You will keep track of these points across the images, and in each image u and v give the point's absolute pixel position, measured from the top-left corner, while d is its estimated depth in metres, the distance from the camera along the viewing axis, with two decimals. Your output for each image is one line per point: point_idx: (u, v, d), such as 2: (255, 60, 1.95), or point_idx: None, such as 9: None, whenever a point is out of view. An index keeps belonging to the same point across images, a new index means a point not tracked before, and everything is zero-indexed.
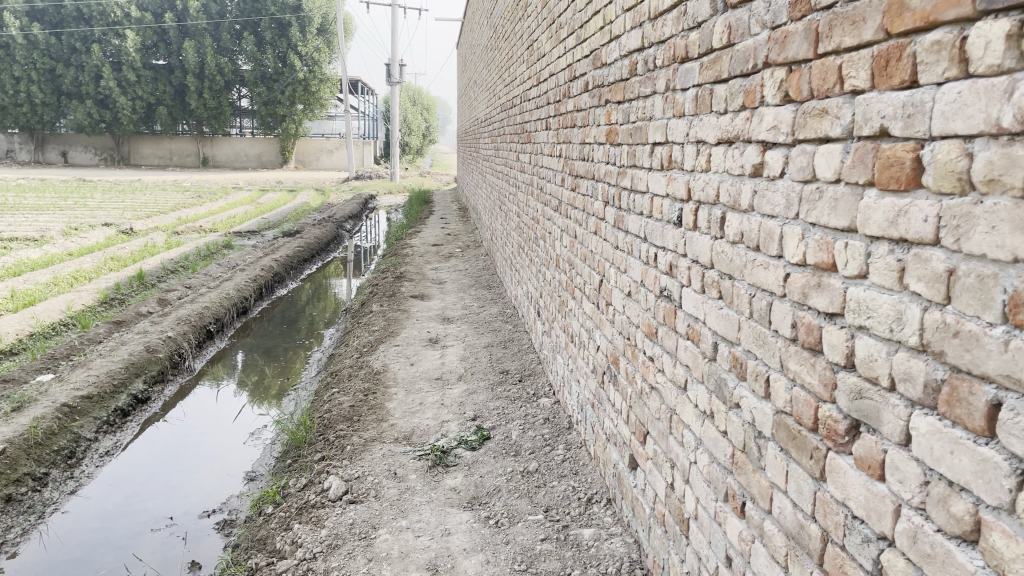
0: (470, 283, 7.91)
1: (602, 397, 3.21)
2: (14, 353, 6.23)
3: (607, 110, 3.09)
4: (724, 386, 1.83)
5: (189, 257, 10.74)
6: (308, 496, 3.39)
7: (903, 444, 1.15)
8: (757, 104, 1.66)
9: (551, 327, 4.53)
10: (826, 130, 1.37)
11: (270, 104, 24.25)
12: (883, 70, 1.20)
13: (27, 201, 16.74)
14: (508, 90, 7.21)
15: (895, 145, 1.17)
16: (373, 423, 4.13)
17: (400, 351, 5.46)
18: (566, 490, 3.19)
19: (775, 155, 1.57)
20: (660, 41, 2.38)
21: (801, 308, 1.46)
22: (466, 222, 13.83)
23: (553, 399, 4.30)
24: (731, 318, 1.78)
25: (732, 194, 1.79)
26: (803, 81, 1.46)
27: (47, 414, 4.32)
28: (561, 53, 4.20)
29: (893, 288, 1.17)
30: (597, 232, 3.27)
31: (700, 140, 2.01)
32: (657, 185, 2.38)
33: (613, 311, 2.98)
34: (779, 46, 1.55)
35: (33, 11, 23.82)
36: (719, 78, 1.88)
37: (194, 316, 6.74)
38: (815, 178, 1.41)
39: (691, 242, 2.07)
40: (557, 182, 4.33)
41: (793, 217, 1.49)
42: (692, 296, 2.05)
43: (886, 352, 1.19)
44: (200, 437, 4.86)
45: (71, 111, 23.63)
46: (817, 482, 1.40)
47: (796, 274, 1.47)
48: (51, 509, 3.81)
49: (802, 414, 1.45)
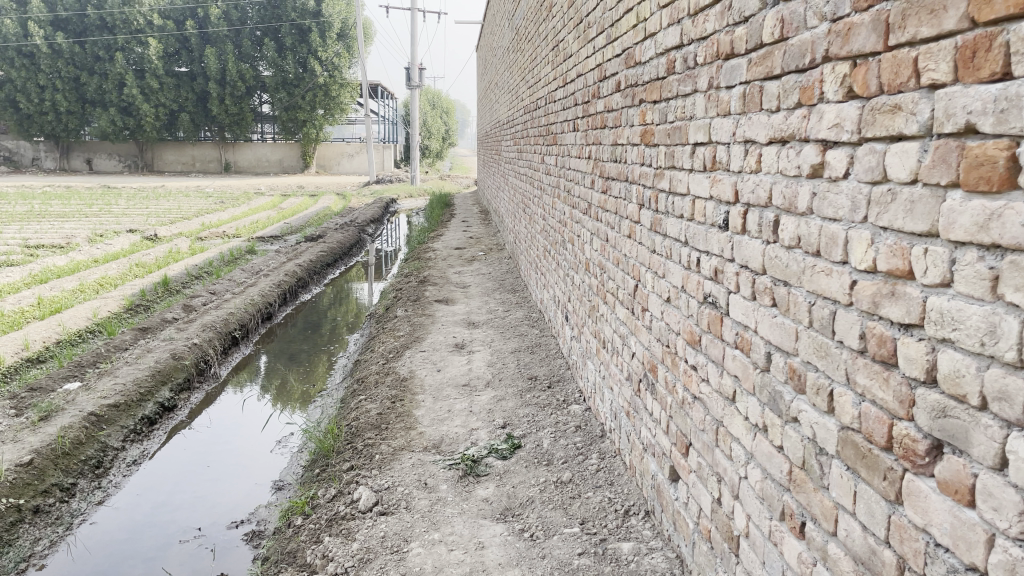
0: (494, 287, 7.84)
1: (638, 405, 3.11)
2: (41, 361, 6.23)
3: (642, 110, 3.00)
4: (779, 398, 1.74)
5: (212, 262, 10.76)
6: (338, 507, 3.33)
7: (998, 468, 1.06)
8: (816, 101, 1.57)
9: (581, 331, 4.44)
10: (899, 127, 1.28)
11: (290, 110, 24.36)
12: (969, 61, 1.11)
13: (53, 208, 16.92)
14: (532, 91, 7.13)
15: (985, 143, 1.08)
16: (401, 431, 4.06)
17: (427, 356, 5.39)
18: (601, 501, 3.10)
19: (838, 155, 1.48)
20: (701, 37, 2.29)
21: (870, 318, 1.36)
22: (488, 225, 13.76)
23: (584, 406, 4.21)
24: (788, 328, 1.69)
25: (788, 196, 1.70)
26: (870, 75, 1.37)
27: (74, 423, 4.29)
28: (589, 53, 4.12)
29: (984, 298, 1.08)
30: (631, 235, 3.18)
31: (749, 140, 1.92)
32: (699, 187, 2.29)
33: (650, 317, 2.89)
34: (841, 39, 1.46)
35: (57, 21, 24.07)
36: (770, 74, 1.79)
37: (219, 322, 6.72)
38: (886, 180, 1.32)
39: (739, 247, 1.97)
40: (586, 184, 4.25)
41: (860, 221, 1.40)
42: (741, 303, 1.96)
43: (976, 367, 1.09)
44: (227, 445, 4.82)
45: (95, 118, 23.87)
46: (892, 506, 1.31)
47: (866, 281, 1.38)
48: (79, 521, 3.77)
49: (872, 431, 1.36)
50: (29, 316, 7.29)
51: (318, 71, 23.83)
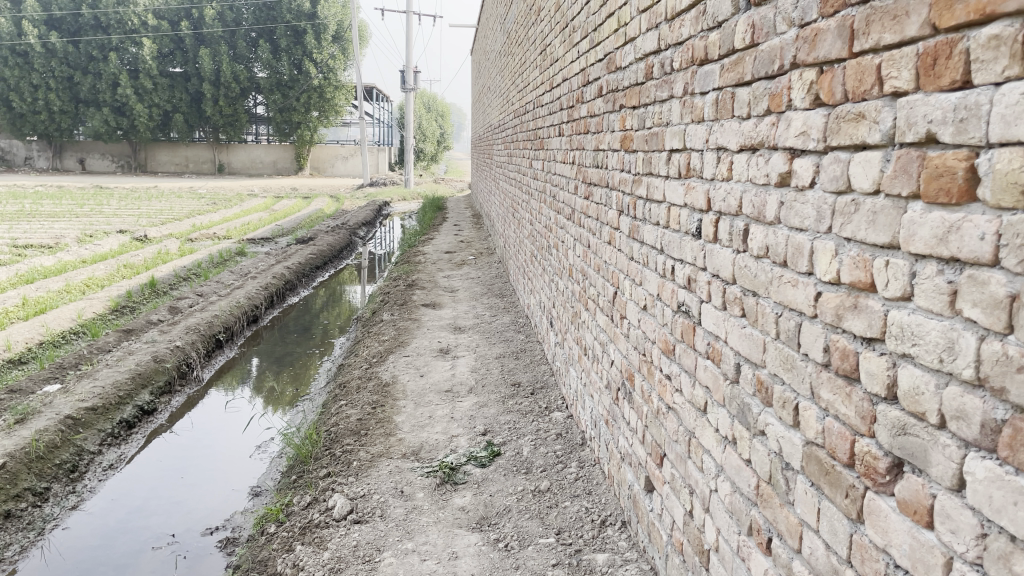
0: (482, 291, 7.80)
1: (616, 414, 3.08)
2: (22, 362, 6.17)
3: (622, 116, 2.97)
4: (748, 411, 1.70)
5: (202, 264, 10.70)
6: (312, 515, 3.28)
7: (955, 489, 1.02)
8: (785, 108, 1.53)
9: (564, 338, 4.40)
10: (862, 136, 1.24)
11: (285, 112, 24.31)
12: (930, 69, 1.08)
13: (44, 208, 16.84)
14: (521, 96, 7.10)
15: (945, 153, 1.05)
16: (381, 437, 4.02)
17: (410, 361, 5.35)
18: (579, 511, 3.06)
19: (805, 164, 1.45)
20: (678, 43, 2.25)
21: (834, 331, 1.33)
22: (480, 229, 13.74)
23: (566, 413, 4.17)
24: (756, 339, 1.65)
25: (757, 205, 1.66)
26: (836, 83, 1.34)
27: (50, 426, 4.24)
28: (574, 58, 4.09)
29: (943, 313, 1.05)
30: (611, 242, 3.15)
31: (721, 147, 1.89)
32: (674, 194, 2.26)
33: (628, 325, 2.85)
34: (809, 44, 1.43)
35: (51, 20, 23.94)
36: (741, 81, 1.76)
37: (204, 324, 6.66)
38: (851, 190, 1.29)
39: (711, 256, 1.94)
40: (570, 189, 4.21)
41: (825, 231, 1.37)
42: (712, 312, 1.93)
43: (934, 385, 1.06)
44: (207, 449, 4.76)
45: (88, 118, 23.77)
46: (854, 524, 1.27)
47: (830, 293, 1.34)
48: (51, 526, 3.72)
49: (835, 447, 1.33)
50: (13, 317, 7.23)
51: (312, 73, 23.78)
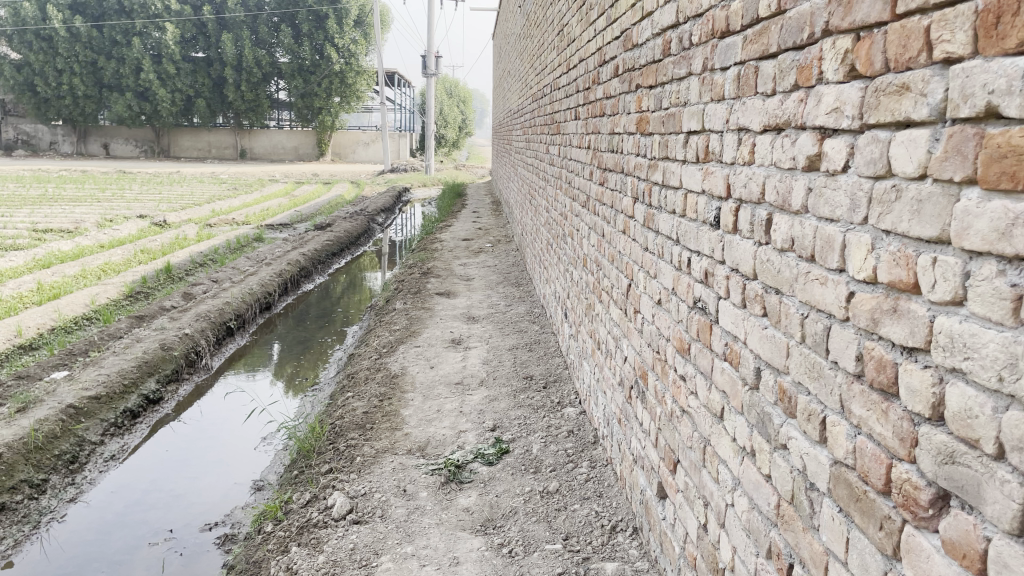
0: (498, 280, 7.66)
1: (629, 413, 2.91)
2: (33, 348, 6.11)
3: (638, 96, 2.79)
4: (769, 422, 1.53)
5: (218, 250, 10.63)
6: (311, 514, 3.16)
7: (1015, 534, 0.86)
8: (815, 81, 1.35)
9: (578, 330, 4.25)
10: (906, 111, 1.07)
11: (306, 97, 24.27)
12: (990, 30, 0.90)
13: (67, 192, 16.90)
14: (538, 79, 6.91)
15: (1010, 129, 0.87)
16: (386, 432, 3.88)
17: (421, 352, 5.21)
18: (588, 515, 2.91)
19: (837, 145, 1.27)
20: (697, 15, 2.07)
21: (868, 337, 1.16)
22: (498, 216, 13.58)
23: (579, 409, 4.02)
24: (779, 342, 1.48)
25: (782, 191, 1.48)
26: (875, 50, 1.16)
27: (51, 416, 4.15)
28: (590, 38, 3.90)
29: (1002, 323, 0.88)
30: (625, 231, 2.98)
31: (742, 128, 1.71)
32: (692, 180, 2.08)
33: (641, 320, 2.68)
34: (843, 8, 1.24)
35: (76, 4, 23.95)
36: (766, 53, 1.58)
37: (215, 311, 6.56)
38: (891, 173, 1.11)
39: (730, 248, 1.76)
40: (586, 176, 4.03)
41: (860, 222, 1.19)
42: (730, 310, 1.76)
43: (990, 407, 0.90)
44: (213, 440, 4.67)
45: (112, 102, 23.82)
46: (889, 561, 1.11)
47: (864, 294, 1.17)
48: (47, 519, 3.63)
49: (868, 471, 1.16)
50: (26, 302, 7.17)
51: (334, 58, 23.66)
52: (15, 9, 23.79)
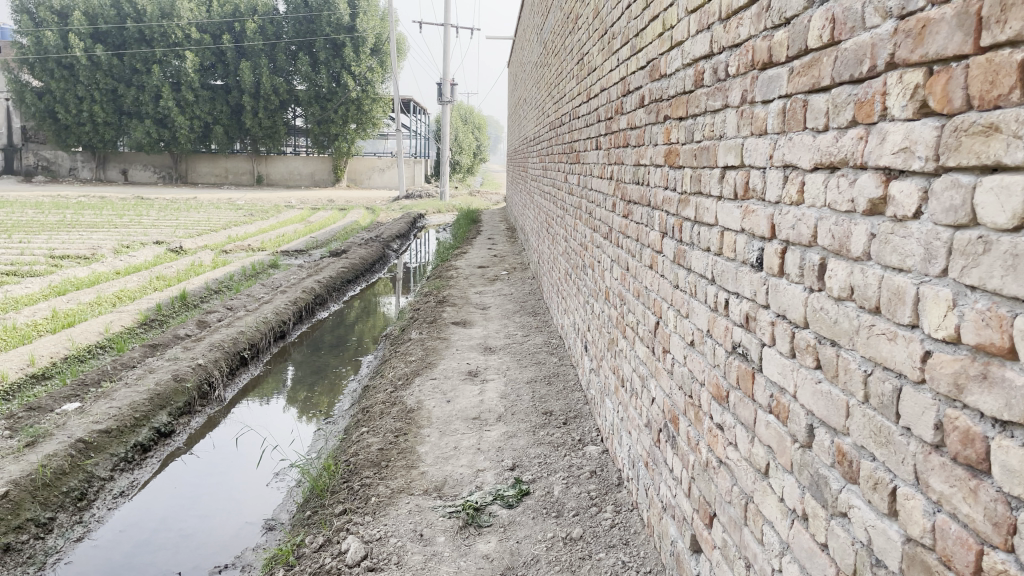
0: (515, 309, 7.55)
1: (657, 457, 2.78)
2: (45, 378, 6.03)
3: (666, 128, 2.69)
4: (825, 486, 1.40)
5: (233, 277, 10.58)
6: (324, 559, 3.04)
7: None
8: (877, 118, 1.24)
9: (600, 365, 4.12)
10: (995, 155, 0.96)
11: (322, 124, 24.43)
12: None
13: (85, 218, 17.00)
14: (557, 107, 6.85)
15: None
16: (401, 470, 3.76)
17: (437, 385, 5.09)
18: (614, 565, 2.76)
19: (906, 188, 1.15)
20: (734, 45, 1.97)
21: (949, 404, 1.04)
22: (514, 242, 13.50)
23: (601, 448, 3.88)
24: (836, 400, 1.36)
25: (838, 235, 1.37)
26: (953, 86, 1.05)
27: (60, 451, 4.06)
28: (613, 66, 3.82)
29: None
30: (652, 266, 2.86)
31: (789, 164, 1.60)
32: (729, 217, 1.96)
33: (671, 361, 2.56)
34: (912, 39, 1.14)
35: (97, 33, 24.26)
36: (817, 85, 1.47)
37: (228, 341, 6.47)
38: (975, 224, 1.00)
39: (776, 293, 1.64)
40: (608, 207, 3.93)
41: (936, 275, 1.08)
42: (777, 359, 1.64)
43: None
44: (225, 475, 4.55)
45: (131, 129, 24.04)
46: None
47: (945, 355, 1.05)
48: (54, 560, 3.51)
49: (952, 554, 1.03)
50: (40, 330, 7.11)
51: (351, 86, 23.78)
52: (37, 38, 24.08)
